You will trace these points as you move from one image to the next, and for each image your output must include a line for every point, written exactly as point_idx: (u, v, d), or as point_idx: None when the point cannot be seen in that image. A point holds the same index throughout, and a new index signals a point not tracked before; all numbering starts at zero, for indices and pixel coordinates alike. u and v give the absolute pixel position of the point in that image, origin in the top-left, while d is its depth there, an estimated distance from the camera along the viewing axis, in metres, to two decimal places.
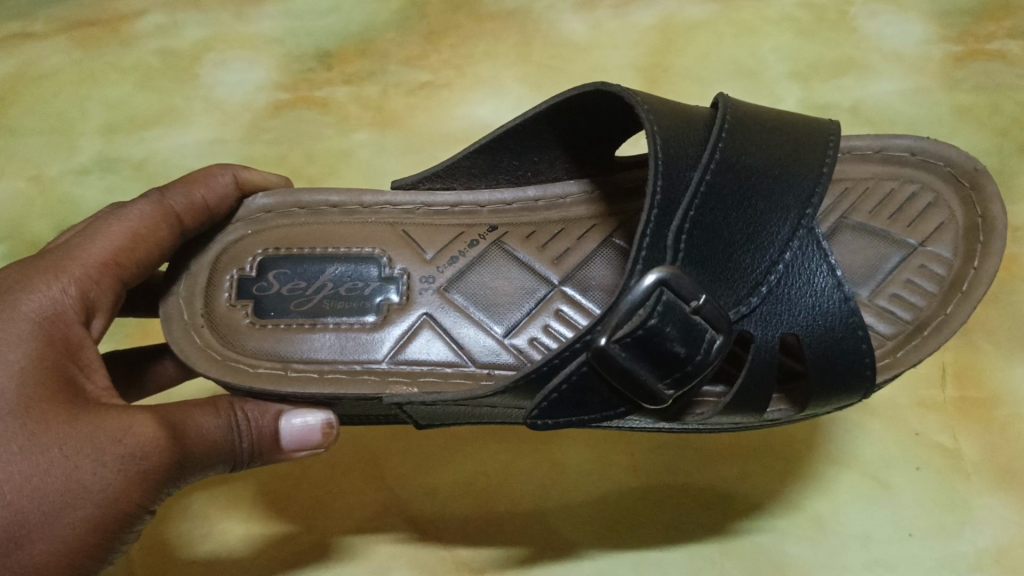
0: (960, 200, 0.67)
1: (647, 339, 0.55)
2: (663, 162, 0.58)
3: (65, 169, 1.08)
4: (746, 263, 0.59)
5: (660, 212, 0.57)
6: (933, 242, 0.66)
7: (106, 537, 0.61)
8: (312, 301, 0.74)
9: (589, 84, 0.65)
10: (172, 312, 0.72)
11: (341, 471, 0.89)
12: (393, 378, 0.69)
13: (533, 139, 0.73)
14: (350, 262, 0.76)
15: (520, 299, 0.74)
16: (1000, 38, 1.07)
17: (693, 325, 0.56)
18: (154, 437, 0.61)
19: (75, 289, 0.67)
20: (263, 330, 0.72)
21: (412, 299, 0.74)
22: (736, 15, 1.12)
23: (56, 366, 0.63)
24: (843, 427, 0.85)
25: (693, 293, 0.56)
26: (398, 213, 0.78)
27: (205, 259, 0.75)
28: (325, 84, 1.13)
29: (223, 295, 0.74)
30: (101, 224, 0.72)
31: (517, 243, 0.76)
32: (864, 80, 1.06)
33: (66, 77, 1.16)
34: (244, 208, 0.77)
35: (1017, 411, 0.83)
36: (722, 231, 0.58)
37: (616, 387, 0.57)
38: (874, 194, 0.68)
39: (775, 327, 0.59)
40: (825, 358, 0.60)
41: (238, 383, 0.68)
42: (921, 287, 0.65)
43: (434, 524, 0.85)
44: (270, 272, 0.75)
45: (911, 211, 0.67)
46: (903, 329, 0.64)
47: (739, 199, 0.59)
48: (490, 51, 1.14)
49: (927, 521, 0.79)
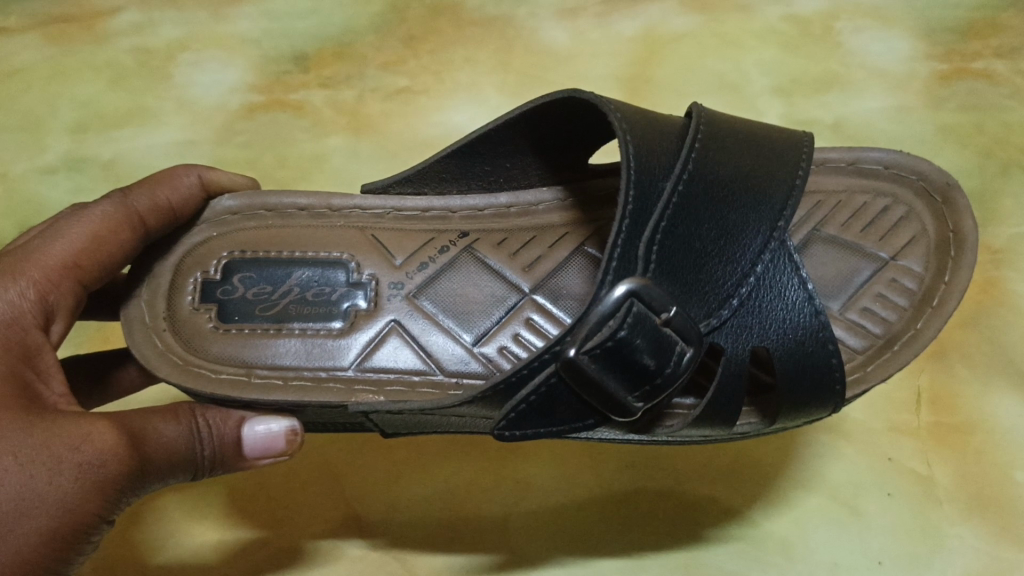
0: (931, 215, 0.65)
1: (616, 351, 0.52)
2: (636, 172, 0.56)
3: (31, 167, 1.06)
4: (719, 274, 0.56)
5: (632, 222, 0.54)
6: (905, 255, 0.64)
7: (61, 548, 0.58)
8: (278, 306, 0.69)
9: (560, 92, 0.62)
10: (132, 314, 0.67)
11: (305, 480, 0.86)
12: (359, 386, 0.65)
13: (505, 146, 0.69)
14: (318, 266, 0.71)
15: (491, 306, 0.70)
16: (986, 57, 1.06)
17: (663, 337, 0.53)
18: (112, 445, 0.59)
19: (33, 292, 0.63)
20: (226, 335, 0.68)
21: (380, 305, 0.70)
22: (720, 27, 1.11)
23: (12, 373, 0.60)
24: (814, 451, 0.83)
25: (663, 305, 0.54)
26: (367, 218, 0.73)
27: (169, 262, 0.70)
28: (300, 87, 1.11)
29: (186, 297, 0.69)
30: (62, 225, 0.68)
31: (488, 250, 0.72)
32: (847, 96, 1.05)
33: (38, 72, 1.13)
34: (210, 209, 0.72)
35: (993, 437, 0.81)
36: (694, 243, 0.56)
37: (587, 398, 0.54)
38: (846, 207, 0.67)
39: (746, 340, 0.57)
40: (795, 372, 0.58)
41: (198, 388, 0.64)
42: (892, 301, 0.63)
43: (396, 534, 0.82)
44: (235, 275, 0.70)
45: (882, 225, 0.65)
46: (873, 343, 0.62)
47: (713, 210, 0.57)
48: (470, 57, 1.12)
49: (899, 549, 0.77)
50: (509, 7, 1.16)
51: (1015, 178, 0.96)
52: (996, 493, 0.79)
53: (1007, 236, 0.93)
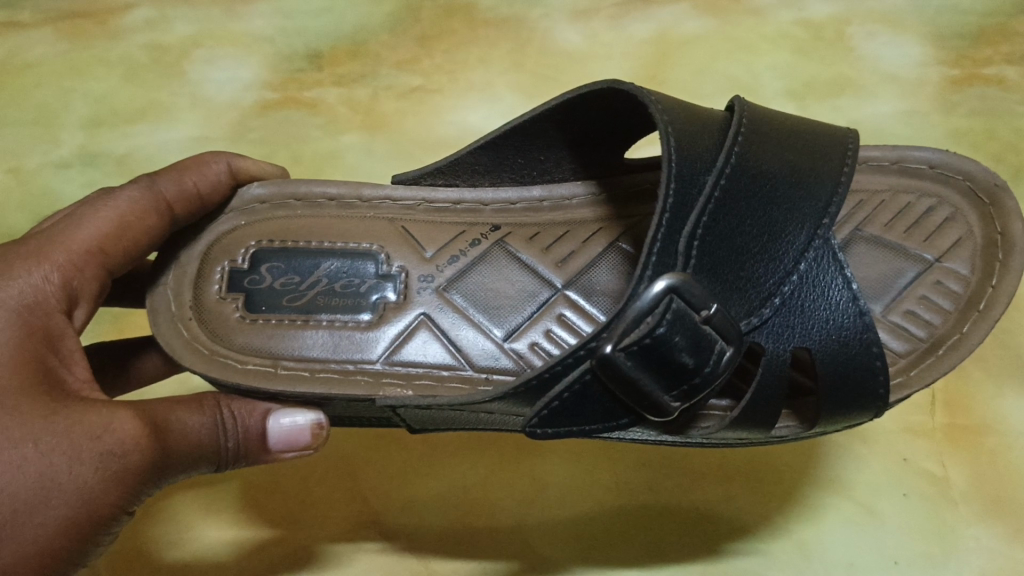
0: (977, 216, 0.65)
1: (654, 348, 0.52)
2: (677, 165, 0.56)
3: (45, 161, 1.06)
4: (759, 272, 0.56)
5: (672, 215, 0.54)
6: (950, 257, 0.64)
7: (79, 540, 0.56)
8: (306, 297, 0.69)
9: (601, 82, 0.62)
10: (159, 304, 0.67)
11: (318, 477, 0.86)
12: (387, 380, 0.65)
13: (539, 137, 0.69)
14: (347, 257, 0.71)
15: (519, 301, 0.69)
16: (997, 63, 1.06)
17: (703, 335, 0.53)
18: (135, 434, 0.57)
19: (57, 277, 0.63)
20: (253, 325, 0.67)
21: (409, 298, 0.70)
22: (733, 31, 1.12)
23: (35, 357, 0.59)
24: (832, 452, 0.83)
25: (703, 302, 0.54)
26: (397, 209, 0.73)
27: (196, 248, 0.70)
28: (315, 85, 1.11)
29: (213, 286, 0.69)
30: (88, 210, 0.67)
31: (520, 244, 0.72)
32: (860, 100, 1.06)
33: (51, 67, 1.13)
34: (238, 198, 0.72)
35: (1008, 439, 0.82)
36: (736, 240, 0.56)
37: (622, 397, 0.54)
38: (889, 207, 0.67)
39: (788, 340, 0.57)
40: (836, 374, 0.58)
41: (225, 379, 0.64)
42: (937, 304, 0.63)
43: (414, 532, 0.82)
44: (263, 265, 0.70)
45: (928, 226, 0.65)
46: (917, 347, 0.62)
47: (756, 206, 0.57)
48: (484, 57, 1.12)
49: (915, 549, 0.77)
50: (522, 8, 1.16)
51: None
52: (1012, 495, 0.79)
53: None
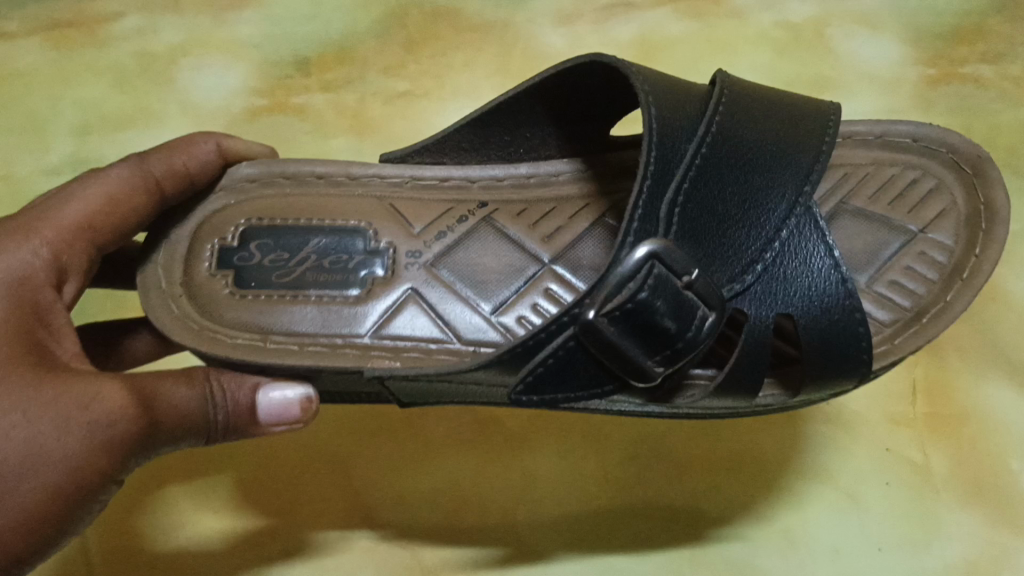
0: (964, 187, 0.66)
1: (636, 313, 0.54)
2: (658, 134, 0.57)
3: (37, 168, 1.07)
4: (739, 237, 0.57)
5: (653, 183, 0.55)
6: (934, 228, 0.65)
7: (69, 508, 0.57)
8: (295, 273, 0.70)
9: (584, 57, 0.63)
10: (150, 280, 0.68)
11: (307, 471, 0.86)
12: (375, 353, 0.66)
13: (525, 115, 0.71)
14: (335, 234, 0.72)
15: (510, 272, 0.70)
16: (972, 62, 1.09)
17: (684, 301, 0.54)
18: (123, 403, 0.58)
19: (46, 251, 0.63)
20: (242, 301, 0.68)
21: (397, 273, 0.70)
22: (714, 32, 1.14)
23: (23, 328, 0.59)
24: (815, 440, 0.83)
25: (685, 268, 0.54)
26: (385, 186, 0.74)
27: (186, 228, 0.71)
28: (302, 91, 1.12)
29: (203, 264, 0.70)
30: (78, 187, 0.68)
31: (508, 221, 0.72)
32: (839, 100, 1.09)
33: (41, 76, 1.14)
34: (227, 177, 0.73)
35: (988, 427, 0.82)
36: (716, 208, 0.57)
37: (607, 363, 0.55)
38: (874, 179, 0.68)
39: (769, 303, 0.58)
40: (822, 339, 0.59)
41: (212, 351, 0.64)
42: (921, 274, 0.64)
43: (405, 525, 0.83)
44: (252, 243, 0.71)
45: (911, 198, 0.67)
46: (902, 316, 0.64)
47: (737, 175, 0.58)
48: (469, 61, 1.15)
49: (896, 534, 0.78)
50: (507, 13, 1.18)
51: None
52: (992, 479, 0.80)
53: None
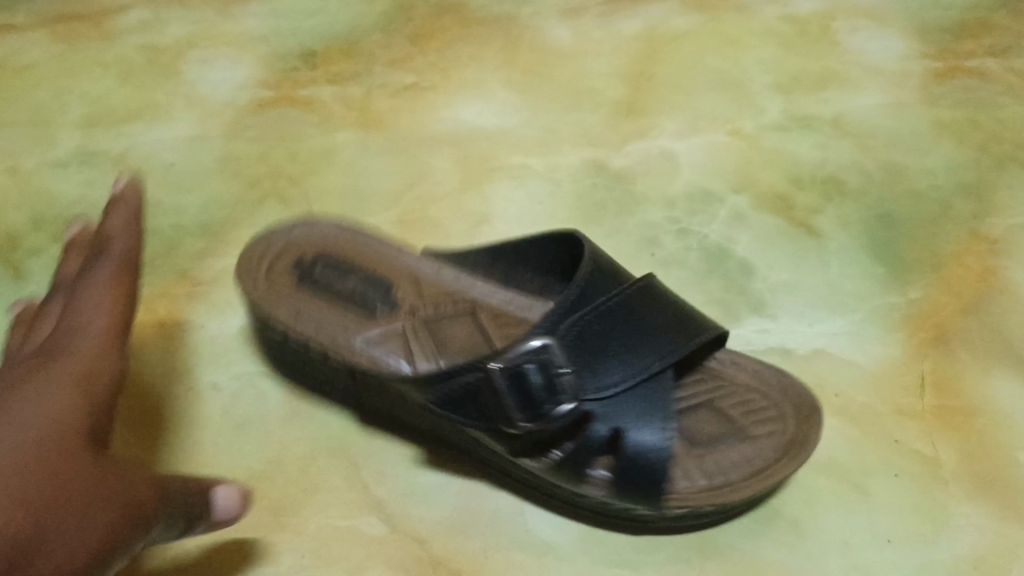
0: (799, 463, 0.69)
1: (518, 380, 0.65)
2: (588, 274, 0.72)
3: (42, 161, 1.04)
4: (620, 358, 0.67)
5: (571, 299, 0.70)
6: (760, 441, 0.71)
7: (109, 554, 0.56)
8: (336, 290, 0.82)
9: (561, 232, 0.79)
10: (253, 244, 0.85)
11: (296, 413, 0.82)
12: (364, 357, 0.77)
13: (531, 265, 0.83)
14: (372, 283, 0.84)
15: (472, 346, 0.80)
16: (979, 55, 1.14)
17: (553, 388, 0.65)
18: (147, 482, 0.61)
19: (95, 351, 0.67)
20: (294, 286, 0.82)
21: (401, 314, 0.82)
22: (720, 27, 1.18)
23: (89, 409, 0.62)
24: (823, 432, 0.81)
25: (564, 365, 0.66)
26: (419, 265, 0.86)
27: (301, 228, 0.88)
28: (309, 83, 1.12)
29: (292, 252, 0.85)
30: (84, 287, 0.72)
31: (487, 321, 0.83)
32: (846, 93, 1.11)
33: (48, 69, 1.13)
34: (321, 225, 0.88)
35: (997, 420, 0.82)
36: (610, 335, 0.68)
37: (488, 408, 0.66)
38: (732, 396, 0.74)
39: (622, 419, 0.67)
40: (627, 463, 0.66)
41: (262, 298, 0.80)
42: (731, 464, 0.69)
43: (390, 472, 0.78)
44: (316, 261, 0.85)
45: (753, 418, 0.72)
46: (715, 479, 0.69)
47: (640, 315, 0.69)
48: (475, 54, 1.15)
49: (906, 527, 0.75)
50: (513, 7, 1.21)
51: (1007, 170, 1.02)
52: (1000, 473, 0.78)
53: (1005, 227, 0.97)
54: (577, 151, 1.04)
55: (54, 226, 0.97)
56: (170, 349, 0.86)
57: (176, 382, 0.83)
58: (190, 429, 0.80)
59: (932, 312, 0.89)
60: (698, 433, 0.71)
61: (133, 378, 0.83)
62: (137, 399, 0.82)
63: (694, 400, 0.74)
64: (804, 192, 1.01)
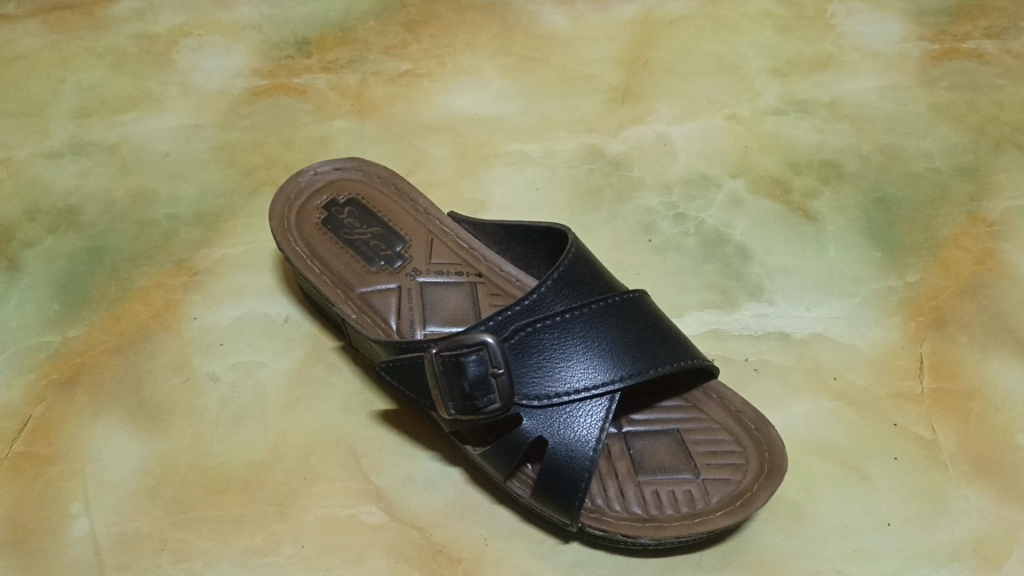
0: (737, 519, 0.68)
1: (452, 368, 0.69)
2: (559, 279, 0.74)
3: (35, 151, 1.03)
4: (562, 372, 0.70)
5: (539, 298, 0.73)
6: (710, 485, 0.70)
7: None
8: (354, 237, 0.85)
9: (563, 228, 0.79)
10: (289, 183, 0.89)
11: (292, 403, 0.81)
12: (350, 305, 0.80)
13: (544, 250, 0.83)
14: (391, 235, 0.86)
15: (458, 320, 0.81)
16: (976, 38, 1.14)
17: (485, 384, 0.69)
18: None
19: None
20: (315, 228, 0.86)
21: (402, 274, 0.83)
22: (716, 12, 1.18)
23: None
24: (822, 417, 0.81)
25: (501, 364, 0.69)
26: (442, 232, 0.88)
27: (331, 174, 0.91)
28: (303, 71, 1.11)
29: (320, 195, 0.89)
30: None
31: (483, 296, 0.83)
32: (843, 76, 1.10)
33: (40, 58, 1.12)
34: (362, 166, 0.91)
35: (996, 403, 0.82)
36: (562, 342, 0.71)
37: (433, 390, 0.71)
38: (704, 431, 0.74)
39: (547, 430, 0.69)
40: (548, 477, 0.68)
41: (279, 234, 0.84)
42: (669, 502, 0.70)
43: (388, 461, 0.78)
44: (347, 207, 0.88)
45: (713, 461, 0.72)
46: (645, 512, 0.69)
47: (599, 327, 0.71)
48: (470, 41, 1.15)
49: (904, 511, 0.75)
50: None
51: (1005, 152, 1.02)
52: (998, 456, 0.78)
53: (1002, 209, 0.97)
54: (574, 137, 1.04)
55: (49, 217, 0.97)
56: (168, 341, 0.86)
57: (173, 375, 0.83)
58: (188, 422, 0.80)
59: (930, 294, 0.89)
60: (648, 461, 0.72)
61: (132, 373, 0.83)
62: (136, 395, 0.82)
63: (661, 426, 0.75)
64: (802, 177, 1.00)
